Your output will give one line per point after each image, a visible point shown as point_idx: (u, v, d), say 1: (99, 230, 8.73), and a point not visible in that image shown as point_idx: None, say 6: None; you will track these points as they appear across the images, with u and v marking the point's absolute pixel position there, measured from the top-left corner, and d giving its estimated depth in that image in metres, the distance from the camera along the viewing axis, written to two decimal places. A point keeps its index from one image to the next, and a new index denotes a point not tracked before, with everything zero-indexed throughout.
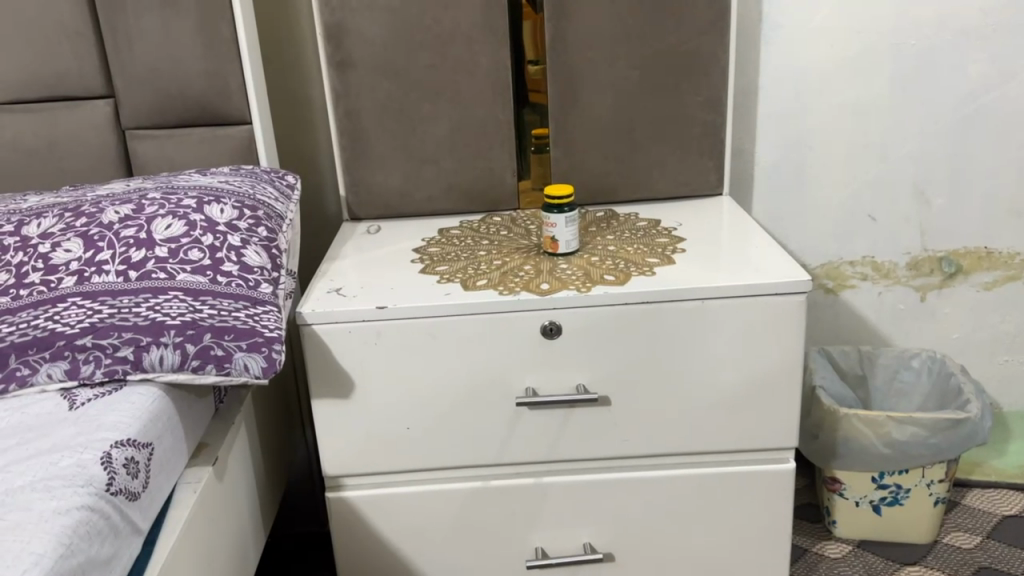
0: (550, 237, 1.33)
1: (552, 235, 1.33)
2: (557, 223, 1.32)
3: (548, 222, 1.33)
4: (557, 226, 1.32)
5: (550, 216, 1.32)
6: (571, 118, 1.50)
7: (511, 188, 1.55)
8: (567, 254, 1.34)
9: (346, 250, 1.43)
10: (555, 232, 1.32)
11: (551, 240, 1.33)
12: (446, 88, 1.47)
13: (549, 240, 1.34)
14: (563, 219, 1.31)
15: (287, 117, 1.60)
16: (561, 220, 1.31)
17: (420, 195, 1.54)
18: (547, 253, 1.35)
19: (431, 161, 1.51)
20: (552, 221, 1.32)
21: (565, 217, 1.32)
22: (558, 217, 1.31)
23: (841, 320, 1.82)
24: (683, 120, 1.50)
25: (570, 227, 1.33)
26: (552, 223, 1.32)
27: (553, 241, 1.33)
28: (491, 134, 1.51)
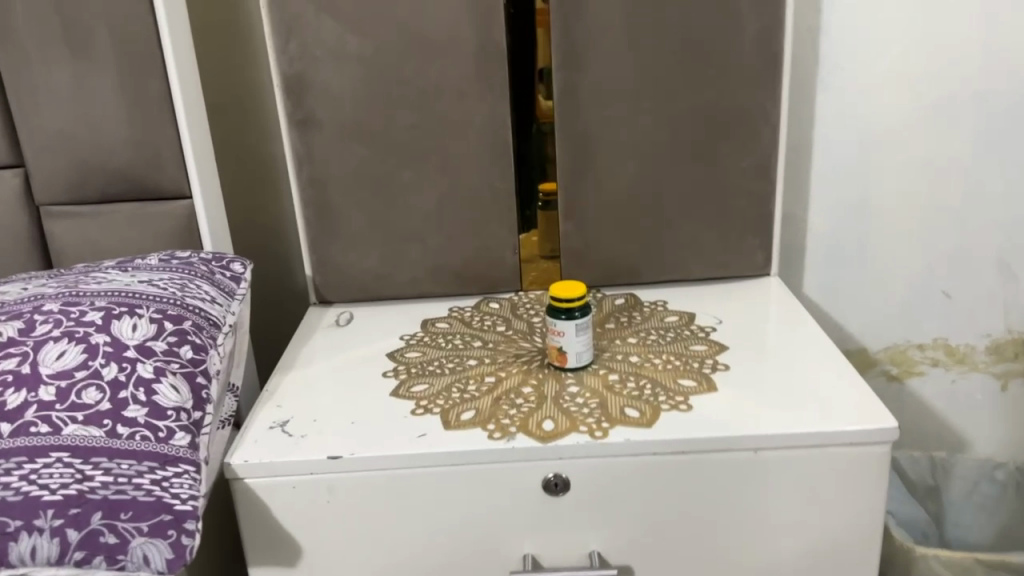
0: (556, 349, 1.06)
1: (559, 346, 1.05)
2: (565, 332, 1.04)
3: (553, 330, 1.05)
4: (566, 336, 1.05)
5: (556, 323, 1.05)
6: (586, 188, 1.23)
7: (512, 269, 1.28)
8: (577, 369, 1.06)
9: (307, 352, 1.17)
10: (562, 342, 1.05)
11: (557, 352, 1.06)
12: (431, 152, 1.20)
13: (555, 352, 1.06)
14: (573, 327, 1.04)
15: (244, 179, 1.33)
16: (570, 328, 1.04)
17: (402, 278, 1.27)
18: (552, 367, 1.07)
19: (414, 238, 1.24)
20: (558, 329, 1.05)
21: (575, 323, 1.04)
22: (565, 324, 1.04)
23: (908, 412, 1.54)
24: (722, 191, 1.22)
25: (581, 337, 1.05)
26: (559, 332, 1.05)
27: (560, 354, 1.06)
28: (488, 206, 1.24)
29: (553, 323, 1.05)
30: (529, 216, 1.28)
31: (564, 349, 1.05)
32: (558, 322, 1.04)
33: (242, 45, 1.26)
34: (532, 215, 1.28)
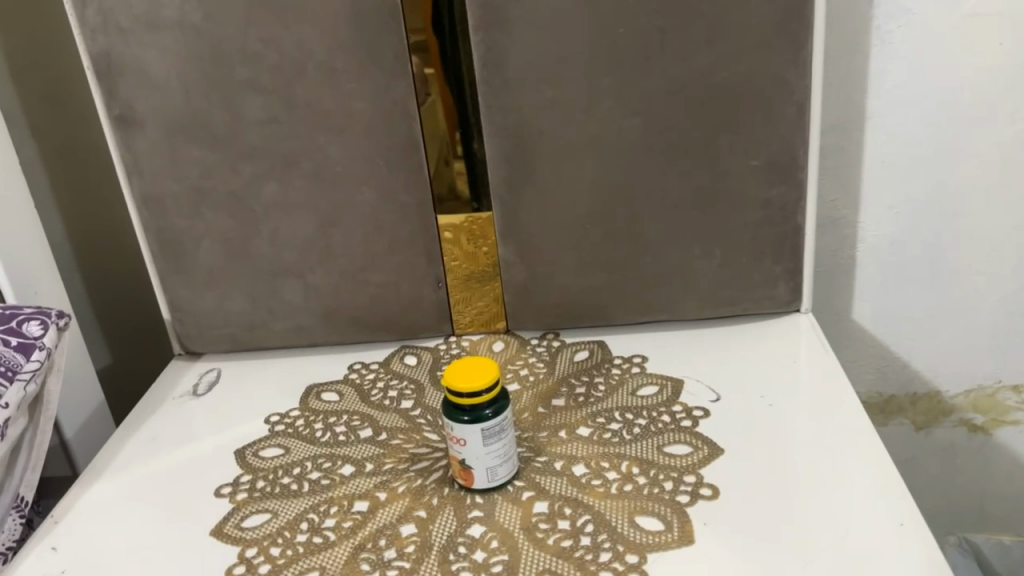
0: (458, 463, 0.71)
1: (461, 459, 0.70)
2: (467, 441, 0.69)
3: (451, 437, 0.70)
4: (469, 446, 0.69)
5: (453, 427, 0.69)
6: (526, 199, 0.86)
7: (433, 311, 0.93)
8: (488, 491, 0.71)
9: (137, 444, 0.85)
10: (464, 454, 0.70)
11: (460, 468, 0.71)
12: (302, 158, 0.85)
13: (458, 468, 0.71)
14: (478, 433, 0.69)
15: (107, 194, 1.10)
16: (473, 435, 0.69)
17: (284, 327, 0.93)
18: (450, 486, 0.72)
19: (292, 274, 0.90)
20: (457, 436, 0.69)
21: (483, 427, 0.68)
22: (466, 429, 0.69)
23: (996, 472, 1.15)
24: (722, 202, 0.84)
25: (493, 446, 0.70)
26: (459, 441, 0.70)
27: (464, 471, 0.71)
28: (390, 229, 0.88)
29: (449, 427, 0.70)
30: (451, 236, 0.90)
31: (467, 463, 0.70)
32: (457, 426, 0.69)
33: (56, 23, 1.02)
34: (457, 234, 0.90)
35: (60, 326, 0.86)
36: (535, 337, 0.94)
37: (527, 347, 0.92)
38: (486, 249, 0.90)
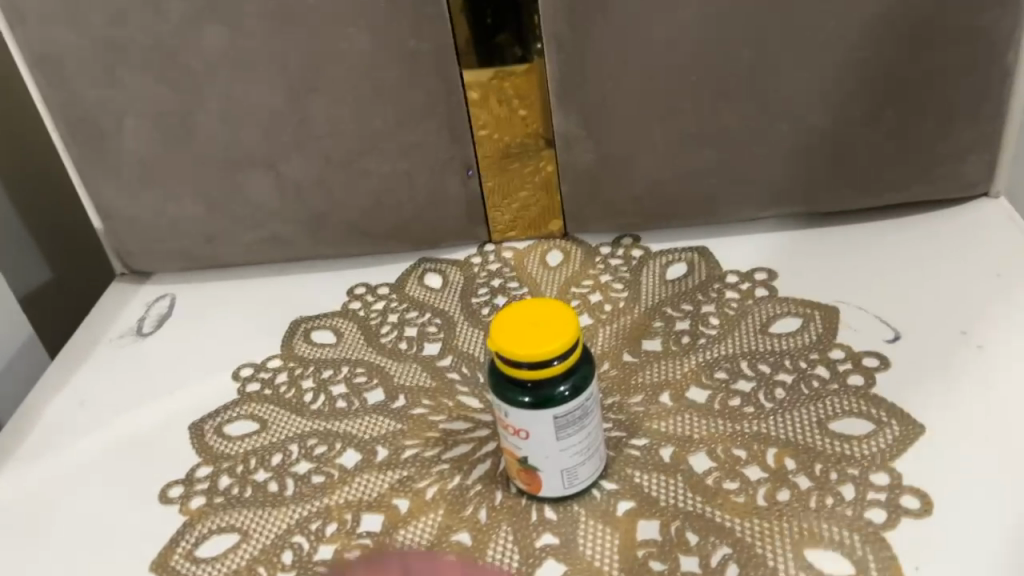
0: (512, 461, 0.46)
1: (519, 457, 0.45)
2: (530, 433, 0.44)
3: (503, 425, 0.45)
4: (533, 440, 0.44)
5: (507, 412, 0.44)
6: (598, 42, 0.57)
7: (461, 211, 0.66)
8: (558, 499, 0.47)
9: (59, 412, 0.61)
10: (523, 451, 0.45)
11: (517, 468, 0.46)
12: None
13: (513, 468, 0.46)
14: (549, 423, 0.43)
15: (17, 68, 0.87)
16: (540, 425, 0.43)
17: (254, 238, 0.67)
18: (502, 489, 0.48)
19: (259, 164, 0.63)
20: (512, 425, 0.44)
21: (555, 414, 0.43)
22: (528, 415, 0.43)
23: None
24: (905, 38, 0.54)
25: (569, 441, 0.44)
26: (515, 432, 0.44)
27: (522, 472, 0.46)
28: (394, 95, 0.60)
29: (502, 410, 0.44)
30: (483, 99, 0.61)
31: (528, 463, 0.45)
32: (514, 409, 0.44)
33: None
34: (491, 96, 0.61)
35: None
36: (607, 243, 0.67)
37: (597, 260, 0.65)
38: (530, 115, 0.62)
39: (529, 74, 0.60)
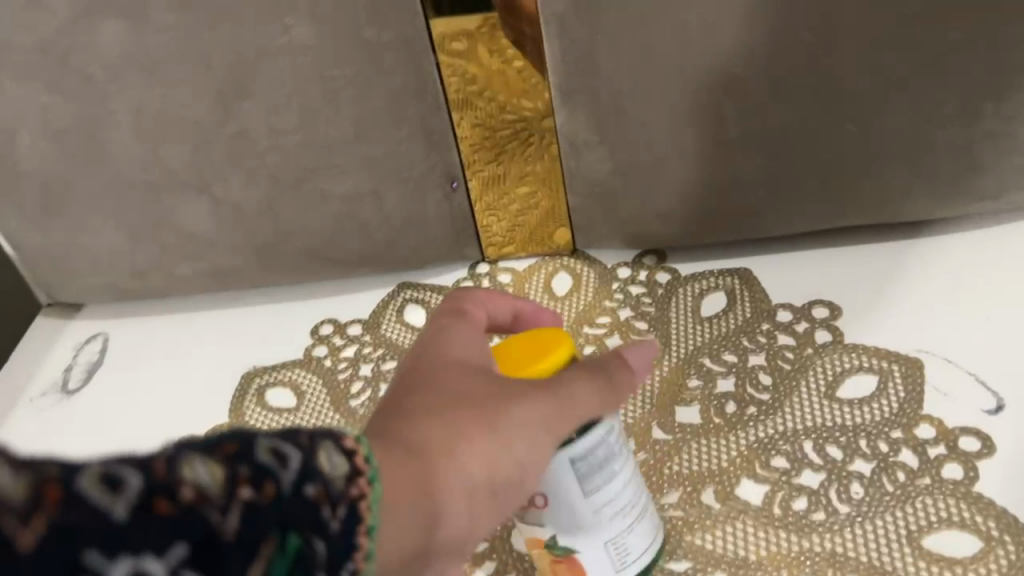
0: (543, 552, 0.37)
1: (547, 540, 0.37)
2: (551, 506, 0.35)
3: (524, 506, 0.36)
4: (557, 514, 0.36)
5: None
6: (613, 25, 0.43)
7: (445, 232, 0.54)
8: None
9: None
10: (551, 530, 0.36)
11: (551, 560, 0.37)
12: None
13: (547, 563, 0.37)
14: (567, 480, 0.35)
15: None
16: (561, 487, 0.35)
17: (195, 270, 0.55)
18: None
19: (190, 187, 0.50)
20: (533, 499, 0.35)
21: (573, 456, 0.34)
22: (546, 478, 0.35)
23: None
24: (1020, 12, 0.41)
25: (604, 510, 0.36)
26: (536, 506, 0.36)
27: (558, 564, 0.37)
28: (351, 99, 0.47)
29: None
30: (467, 85, 0.49)
31: (560, 545, 0.36)
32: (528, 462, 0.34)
33: None
34: (477, 82, 0.49)
35: None
36: (625, 262, 0.54)
37: (614, 286, 0.53)
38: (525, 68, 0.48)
39: (524, 57, 0.48)
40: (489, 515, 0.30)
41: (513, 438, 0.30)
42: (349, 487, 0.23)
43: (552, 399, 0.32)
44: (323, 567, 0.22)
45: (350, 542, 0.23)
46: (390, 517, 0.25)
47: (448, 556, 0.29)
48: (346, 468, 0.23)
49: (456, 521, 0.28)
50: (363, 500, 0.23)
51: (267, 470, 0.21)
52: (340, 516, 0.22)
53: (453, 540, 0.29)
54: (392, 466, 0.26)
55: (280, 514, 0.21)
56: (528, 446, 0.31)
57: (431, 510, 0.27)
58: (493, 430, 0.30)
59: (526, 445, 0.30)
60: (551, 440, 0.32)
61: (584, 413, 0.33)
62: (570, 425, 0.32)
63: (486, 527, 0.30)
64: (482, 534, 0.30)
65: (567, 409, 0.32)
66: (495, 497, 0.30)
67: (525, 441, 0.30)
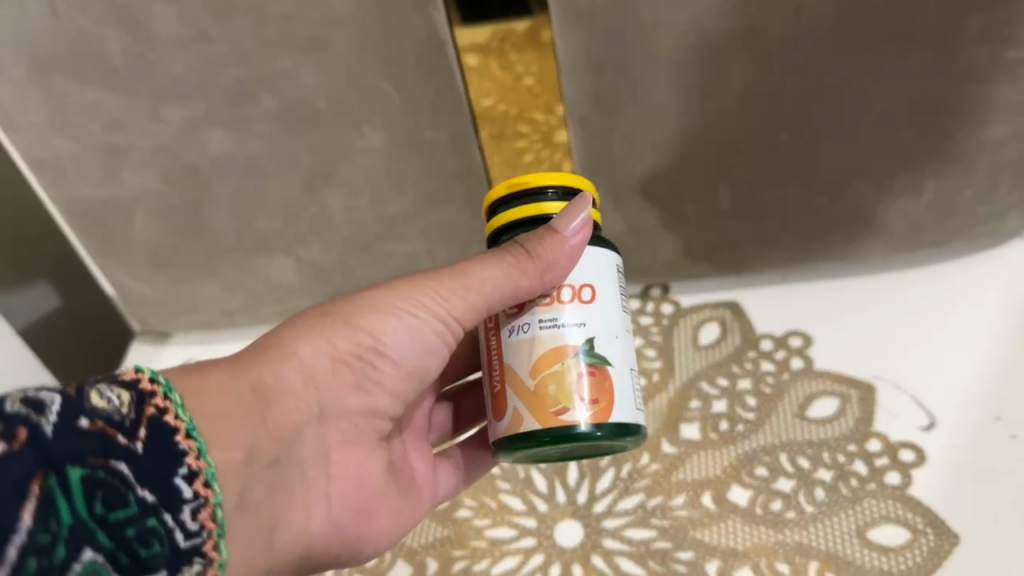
0: (572, 364, 0.40)
1: (578, 343, 0.40)
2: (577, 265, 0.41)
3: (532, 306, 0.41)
4: (597, 304, 0.41)
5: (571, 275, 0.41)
6: (632, 126, 0.54)
7: None
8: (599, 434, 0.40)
9: None
10: (583, 322, 0.41)
11: (585, 370, 0.40)
12: (259, 91, 0.51)
13: (576, 374, 0.40)
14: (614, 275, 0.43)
15: None
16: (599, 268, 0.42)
17: (276, 309, 0.66)
18: (551, 410, 0.40)
19: (277, 248, 0.61)
20: (560, 322, 0.41)
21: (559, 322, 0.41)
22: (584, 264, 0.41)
23: None
24: (952, 117, 0.53)
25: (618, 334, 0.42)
26: (580, 299, 0.41)
27: (581, 371, 0.40)
28: (414, 182, 0.57)
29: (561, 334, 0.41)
30: (493, 108, 0.54)
31: (593, 351, 0.41)
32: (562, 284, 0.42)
33: None
34: (503, 108, 0.54)
35: None
36: (635, 294, 0.66)
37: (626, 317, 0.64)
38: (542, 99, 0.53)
39: (541, 84, 0.53)
40: (327, 396, 0.41)
41: (342, 340, 0.42)
42: (162, 415, 0.32)
43: (410, 286, 0.44)
44: (133, 483, 0.30)
45: (159, 456, 0.31)
46: (226, 393, 0.36)
47: (313, 429, 0.41)
48: (134, 396, 0.32)
49: (286, 403, 0.39)
50: (168, 412, 0.32)
51: (31, 421, 0.29)
52: (143, 436, 0.31)
53: (302, 418, 0.40)
54: (239, 376, 0.38)
55: (46, 446, 0.29)
56: (363, 338, 0.43)
57: (266, 407, 0.38)
58: (347, 323, 0.42)
59: (369, 321, 0.43)
60: (408, 316, 0.44)
61: (455, 287, 0.43)
62: (430, 292, 0.43)
63: (337, 402, 0.42)
64: (342, 418, 0.43)
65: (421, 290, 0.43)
66: (334, 367, 0.42)
67: (374, 319, 0.43)
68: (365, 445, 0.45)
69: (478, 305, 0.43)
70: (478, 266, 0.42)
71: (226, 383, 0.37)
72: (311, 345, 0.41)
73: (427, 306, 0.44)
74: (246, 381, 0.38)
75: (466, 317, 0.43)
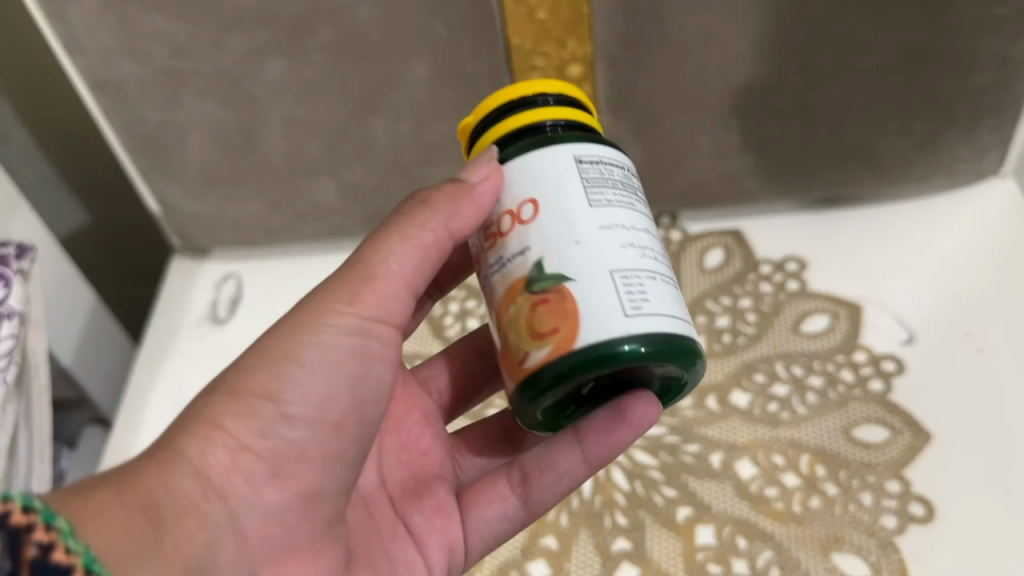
0: None
1: (527, 271, 0.38)
2: (545, 219, 0.38)
3: (487, 257, 0.40)
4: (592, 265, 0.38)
5: (505, 201, 0.39)
6: (651, 65, 0.60)
7: None
8: (626, 349, 0.35)
9: (162, 403, 0.65)
10: None
11: None
12: (319, 25, 0.57)
13: (574, 348, 0.37)
14: (579, 184, 0.38)
15: None
16: (559, 231, 0.37)
17: (316, 228, 0.72)
18: (517, 363, 0.38)
19: (322, 170, 0.67)
20: (554, 302, 0.38)
21: None
22: (514, 182, 0.39)
23: None
24: (939, 64, 0.59)
25: (647, 295, 0.37)
26: (567, 254, 0.38)
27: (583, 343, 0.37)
28: (454, 110, 0.63)
29: None
30: (511, 43, 0.59)
31: (547, 274, 0.37)
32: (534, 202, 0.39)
33: None
34: (519, 42, 0.59)
35: (25, 271, 0.62)
36: None
37: None
38: (556, 34, 0.58)
39: (554, 19, 0.57)
40: (247, 497, 0.36)
41: (228, 417, 0.36)
42: (49, 554, 0.27)
43: (308, 313, 0.39)
44: None
45: None
46: (111, 517, 0.31)
47: (235, 540, 0.36)
48: (4, 537, 0.27)
49: (185, 521, 0.34)
50: (54, 549, 0.28)
51: None
52: None
53: (212, 536, 0.35)
54: (124, 488, 0.33)
55: None
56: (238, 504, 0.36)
57: (160, 527, 0.33)
58: (234, 394, 0.37)
59: (263, 384, 0.37)
60: (318, 361, 0.38)
61: (361, 288, 0.39)
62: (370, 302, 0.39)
63: (252, 505, 0.37)
64: (250, 524, 0.36)
65: (314, 322, 0.38)
66: (240, 466, 0.36)
67: (263, 377, 0.37)
68: (311, 547, 0.39)
69: (396, 279, 0.40)
70: (378, 250, 0.40)
71: (112, 505, 0.32)
72: (196, 438, 0.35)
73: (338, 322, 0.39)
74: (134, 503, 0.32)
75: (395, 291, 0.40)
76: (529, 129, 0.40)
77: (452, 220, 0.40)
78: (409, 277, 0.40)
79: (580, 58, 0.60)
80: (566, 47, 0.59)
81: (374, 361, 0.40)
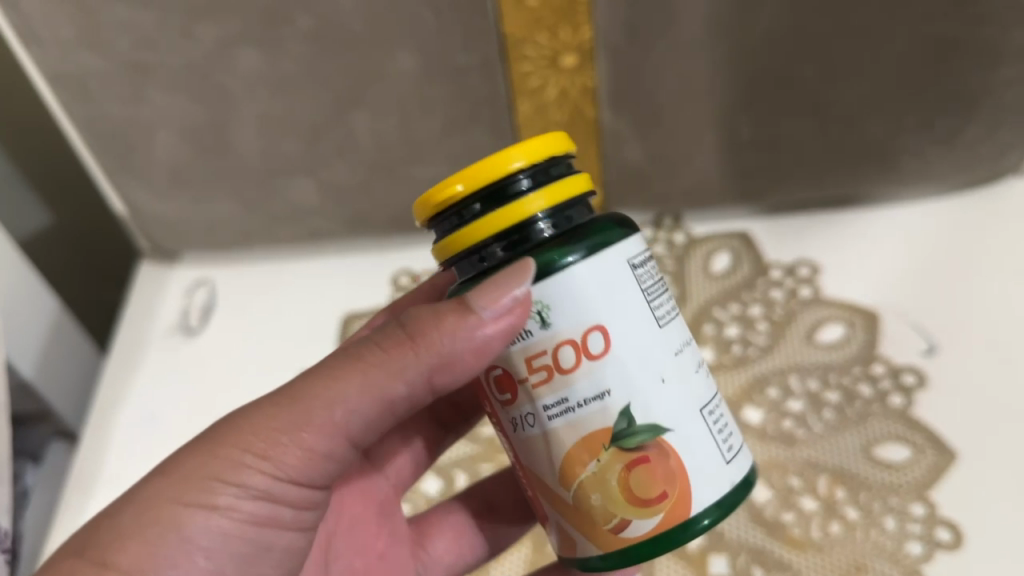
0: (610, 456, 0.34)
1: (612, 423, 0.34)
2: (622, 358, 0.33)
3: (531, 387, 0.34)
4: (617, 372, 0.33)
5: (554, 322, 0.33)
6: (655, 58, 0.56)
7: None
8: (707, 524, 0.34)
9: (132, 428, 0.60)
10: (602, 392, 0.34)
11: (624, 460, 0.34)
12: (296, 13, 0.53)
13: (621, 469, 0.34)
14: (646, 309, 0.34)
15: None
16: (642, 372, 0.34)
17: (296, 232, 0.67)
18: (607, 529, 0.35)
19: (301, 170, 0.62)
20: (573, 402, 0.34)
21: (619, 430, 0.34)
22: (572, 303, 0.33)
23: None
24: (963, 57, 0.55)
25: (725, 423, 0.37)
26: (591, 354, 0.33)
27: (629, 463, 0.34)
28: (444, 105, 0.59)
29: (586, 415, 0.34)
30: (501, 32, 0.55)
31: (639, 428, 0.34)
32: (540, 301, 0.33)
33: None
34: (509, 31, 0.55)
35: None
36: (648, 225, 0.68)
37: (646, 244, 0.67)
38: (547, 22, 0.54)
39: (545, 7, 0.54)
40: None
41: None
42: None
43: (205, 465, 0.34)
44: None
45: None
46: None
47: None
48: None
49: None
50: None
51: None
52: None
53: None
54: None
55: None
56: None
57: None
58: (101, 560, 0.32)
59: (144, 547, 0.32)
60: (214, 532, 0.34)
61: (284, 436, 0.34)
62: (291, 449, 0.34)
63: None
64: None
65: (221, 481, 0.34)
66: None
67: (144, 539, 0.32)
68: None
69: (332, 429, 0.35)
70: (317, 388, 0.35)
71: None
72: None
73: (244, 483, 0.34)
74: None
75: (323, 444, 0.35)
76: (526, 227, 0.33)
77: (425, 350, 0.35)
78: (349, 429, 0.35)
79: (575, 47, 0.56)
80: (559, 37, 0.55)
81: (283, 524, 0.37)
